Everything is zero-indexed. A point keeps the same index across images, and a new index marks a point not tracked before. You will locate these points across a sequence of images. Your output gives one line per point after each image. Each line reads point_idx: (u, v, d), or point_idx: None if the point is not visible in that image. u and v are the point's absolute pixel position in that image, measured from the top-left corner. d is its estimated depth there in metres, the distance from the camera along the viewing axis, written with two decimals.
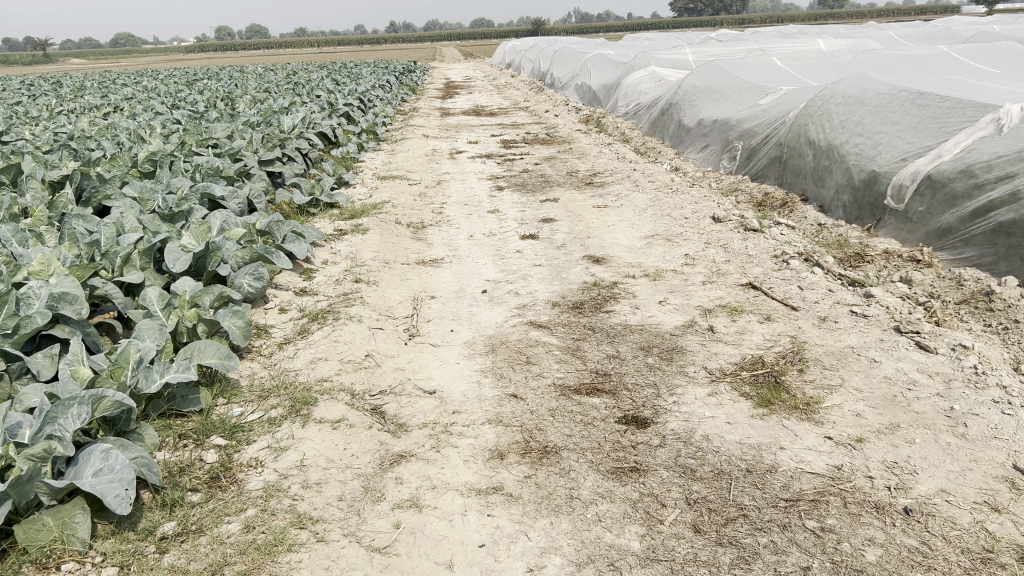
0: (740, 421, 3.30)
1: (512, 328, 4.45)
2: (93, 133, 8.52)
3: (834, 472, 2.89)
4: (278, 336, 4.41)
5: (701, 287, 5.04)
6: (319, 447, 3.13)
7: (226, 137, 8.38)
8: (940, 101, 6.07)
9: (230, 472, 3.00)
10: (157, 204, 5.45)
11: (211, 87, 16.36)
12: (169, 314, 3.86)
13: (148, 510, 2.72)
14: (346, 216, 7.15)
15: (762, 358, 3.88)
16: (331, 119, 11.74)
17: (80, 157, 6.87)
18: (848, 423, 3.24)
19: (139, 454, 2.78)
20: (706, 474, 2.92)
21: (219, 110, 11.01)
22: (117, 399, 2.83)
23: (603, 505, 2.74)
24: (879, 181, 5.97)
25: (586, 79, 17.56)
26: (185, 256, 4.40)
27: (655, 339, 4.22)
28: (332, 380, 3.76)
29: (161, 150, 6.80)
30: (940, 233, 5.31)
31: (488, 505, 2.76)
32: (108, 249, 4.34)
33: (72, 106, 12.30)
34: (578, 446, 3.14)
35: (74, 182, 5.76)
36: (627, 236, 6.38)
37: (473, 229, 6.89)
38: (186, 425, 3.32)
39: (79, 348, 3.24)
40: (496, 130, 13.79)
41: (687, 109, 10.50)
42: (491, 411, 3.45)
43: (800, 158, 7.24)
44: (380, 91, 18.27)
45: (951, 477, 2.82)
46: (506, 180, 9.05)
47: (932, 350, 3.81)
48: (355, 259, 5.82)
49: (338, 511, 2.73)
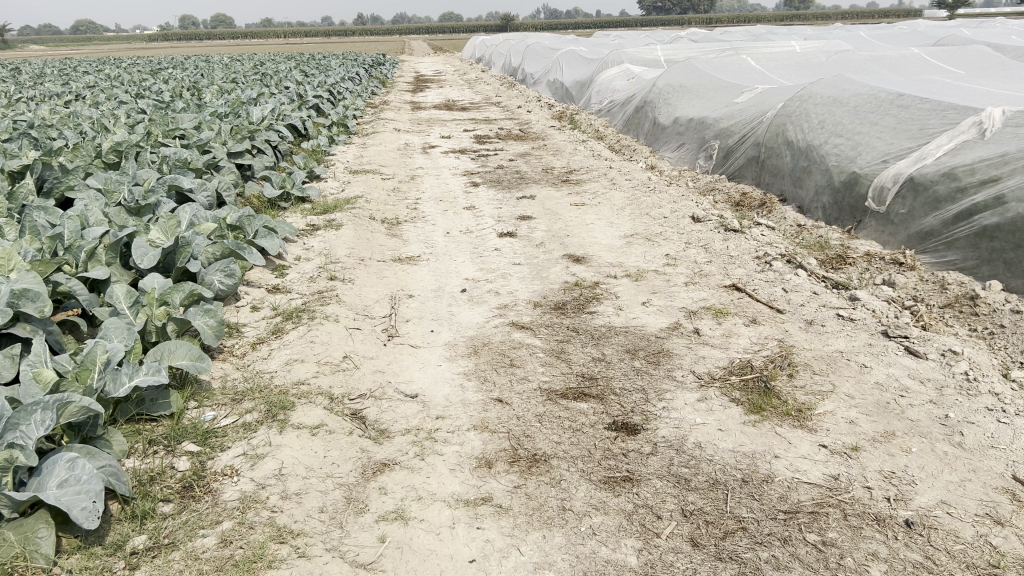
0: (732, 428, 3.21)
1: (494, 329, 4.34)
2: (54, 121, 8.25)
3: (832, 482, 2.82)
4: (251, 336, 4.25)
5: (684, 288, 4.96)
6: (297, 455, 2.99)
7: (193, 127, 8.14)
8: (921, 103, 6.06)
9: (204, 481, 2.85)
10: (122, 196, 5.26)
11: (177, 77, 16.00)
12: (136, 313, 3.73)
13: (117, 523, 2.57)
14: (319, 211, 6.98)
15: (751, 362, 3.80)
16: (301, 112, 11.50)
17: (41, 146, 6.62)
18: (842, 430, 3.17)
19: (108, 462, 2.63)
20: (700, 484, 2.83)
21: (185, 99, 10.75)
22: (83, 404, 2.69)
23: (597, 518, 2.64)
24: (859, 182, 5.94)
25: (559, 75, 17.48)
26: (152, 252, 4.22)
27: (640, 342, 4.13)
28: (310, 384, 3.61)
29: (127, 141, 6.58)
30: (922, 236, 5.29)
31: (477, 517, 2.64)
32: (72, 243, 4.15)
33: (32, 93, 11.92)
34: (568, 454, 3.03)
35: (35, 173, 5.54)
36: (606, 235, 6.29)
37: (449, 225, 6.76)
38: (156, 431, 3.16)
39: (42, 349, 3.07)
40: (469, 125, 13.67)
41: (661, 107, 10.46)
42: (476, 416, 3.33)
43: (779, 158, 7.20)
44: (349, 83, 18.05)
45: (951, 489, 2.76)
46: (482, 176, 8.93)
47: (922, 355, 3.77)
48: (329, 256, 5.66)
49: (320, 524, 2.60)
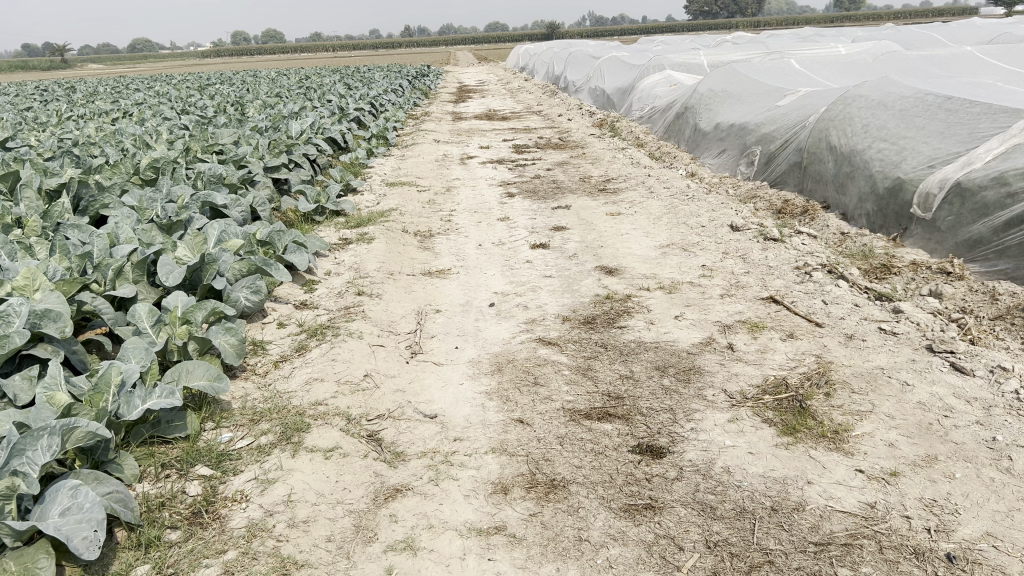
0: (764, 451, 3.06)
1: (519, 345, 4.23)
2: (97, 139, 8.37)
3: (868, 511, 2.66)
4: (275, 354, 4.20)
5: (720, 302, 4.79)
6: (309, 481, 2.92)
7: (232, 142, 8.18)
8: (971, 106, 5.82)
9: (213, 508, 2.78)
10: (155, 213, 5.22)
11: (223, 93, 16.17)
12: (158, 332, 3.68)
13: (122, 552, 2.52)
14: (352, 224, 6.95)
15: (786, 379, 3.63)
16: (341, 124, 11.53)
17: (82, 163, 6.68)
18: (881, 454, 3.00)
19: (116, 488, 2.57)
20: (727, 513, 2.68)
21: (228, 115, 10.86)
22: (90, 429, 2.64)
23: (615, 549, 2.51)
24: (904, 189, 5.72)
25: (601, 83, 17.31)
26: (178, 270, 4.17)
27: (671, 358, 3.98)
28: (328, 405, 3.54)
29: (163, 157, 6.55)
30: (972, 243, 5.06)
31: (490, 548, 2.54)
32: (100, 261, 4.11)
33: (82, 112, 12.15)
34: (589, 480, 2.91)
35: (71, 191, 5.55)
36: (642, 246, 6.13)
37: (482, 237, 6.68)
38: (170, 454, 3.11)
39: (57, 371, 3.01)
40: (509, 134, 13.61)
41: (703, 113, 10.26)
42: (495, 438, 3.23)
43: (822, 164, 6.98)
44: (392, 95, 18.14)
45: (998, 520, 2.57)
46: (518, 186, 8.83)
47: (969, 373, 3.56)
48: (359, 270, 5.62)
49: (326, 555, 2.51)
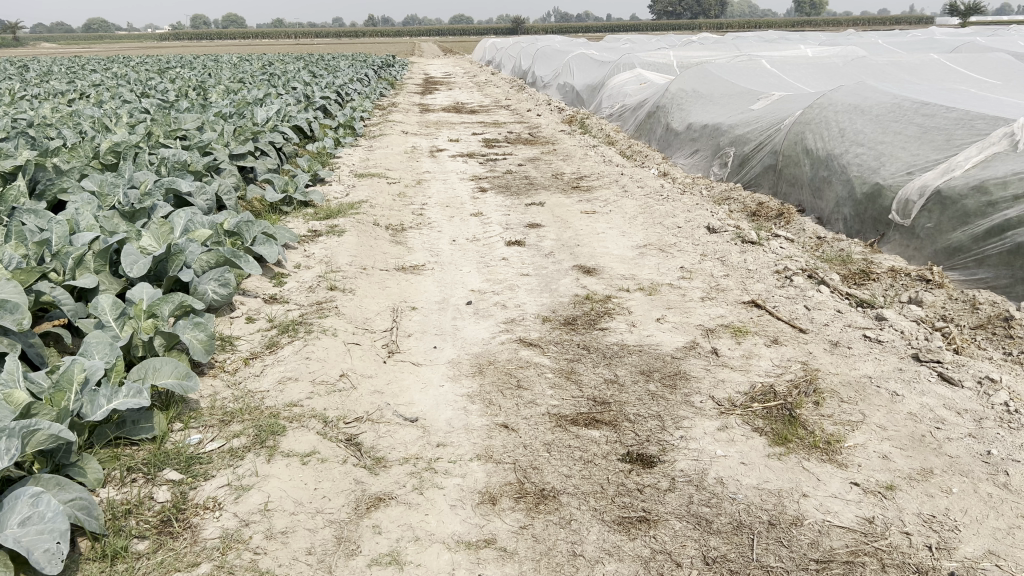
0: (756, 461, 2.98)
1: (499, 345, 4.11)
2: (53, 120, 8.04)
3: (867, 527, 2.59)
4: (244, 351, 4.03)
5: (701, 304, 4.72)
6: (285, 488, 2.77)
7: (195, 127, 7.91)
8: (948, 113, 5.84)
9: (183, 515, 2.62)
10: (117, 199, 4.98)
11: (184, 77, 15.77)
12: (122, 325, 3.48)
13: (86, 564, 2.36)
14: (321, 216, 6.76)
15: (773, 387, 3.55)
16: (307, 112, 11.26)
17: (37, 145, 6.37)
18: (875, 466, 2.94)
19: (79, 495, 2.40)
20: (724, 527, 2.60)
21: (190, 100, 10.54)
22: (52, 432, 2.46)
23: (611, 565, 2.41)
24: (882, 195, 5.71)
25: (569, 79, 17.16)
26: (143, 260, 3.96)
27: (655, 363, 3.89)
28: (302, 406, 3.39)
29: (125, 141, 6.29)
30: (950, 251, 5.06)
31: (480, 563, 2.42)
32: (60, 249, 3.88)
33: (37, 91, 11.71)
34: (579, 490, 2.80)
35: (27, 174, 5.27)
36: (618, 246, 6.05)
37: (455, 233, 6.54)
38: (136, 457, 2.93)
39: (15, 367, 2.80)
40: (478, 128, 13.46)
41: (675, 113, 10.21)
42: (480, 444, 3.11)
43: (797, 167, 6.96)
44: (358, 84, 17.85)
45: (999, 538, 2.52)
46: (490, 181, 8.69)
47: (957, 384, 3.53)
48: (330, 264, 5.44)
49: (306, 569, 2.38)
